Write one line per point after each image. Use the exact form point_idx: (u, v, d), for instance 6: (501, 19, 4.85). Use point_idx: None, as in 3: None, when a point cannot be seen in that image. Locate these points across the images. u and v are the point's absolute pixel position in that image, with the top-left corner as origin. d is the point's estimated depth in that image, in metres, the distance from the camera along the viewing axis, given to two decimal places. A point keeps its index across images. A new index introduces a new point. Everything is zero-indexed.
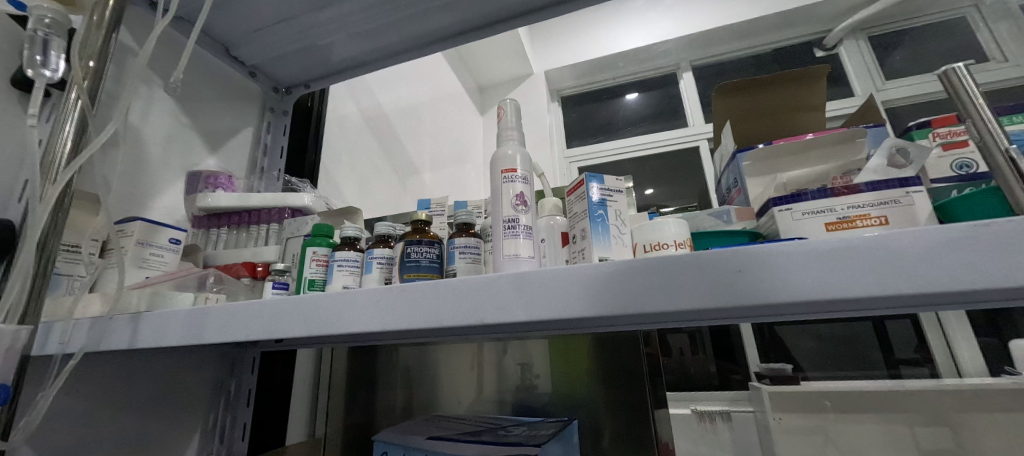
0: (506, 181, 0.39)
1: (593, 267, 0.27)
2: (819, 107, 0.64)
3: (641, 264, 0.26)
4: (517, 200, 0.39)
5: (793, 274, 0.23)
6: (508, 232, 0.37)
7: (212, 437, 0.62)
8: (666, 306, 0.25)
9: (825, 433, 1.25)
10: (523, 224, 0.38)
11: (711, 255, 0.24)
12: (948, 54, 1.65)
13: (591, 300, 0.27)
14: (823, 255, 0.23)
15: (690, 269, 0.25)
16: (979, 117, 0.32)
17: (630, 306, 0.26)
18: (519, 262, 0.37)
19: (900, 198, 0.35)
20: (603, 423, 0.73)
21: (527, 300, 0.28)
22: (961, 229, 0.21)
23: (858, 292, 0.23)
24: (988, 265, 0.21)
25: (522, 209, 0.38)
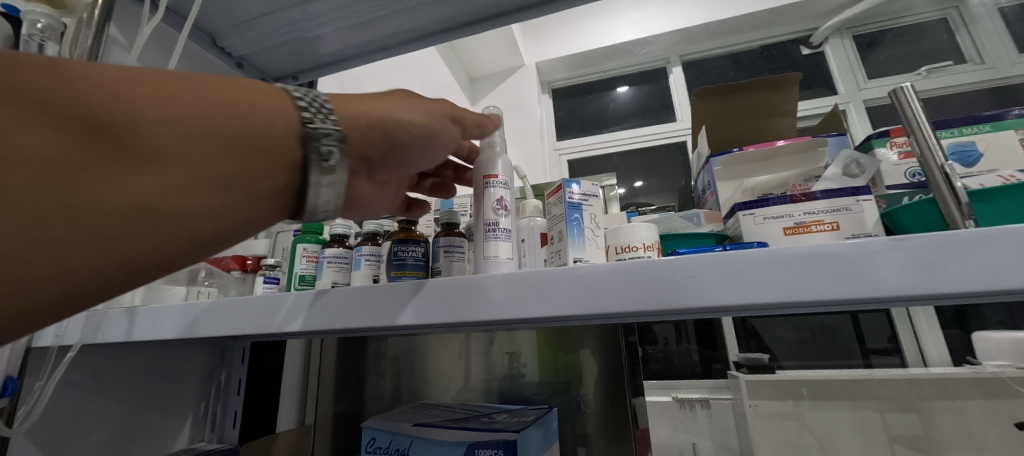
0: (490, 183, 0.41)
1: (568, 271, 0.30)
2: (788, 113, 0.67)
3: (612, 268, 0.30)
4: (497, 204, 0.41)
5: (739, 279, 0.27)
6: (489, 235, 0.39)
7: (205, 425, 0.65)
8: (630, 306, 0.29)
9: (801, 419, 1.31)
10: (502, 227, 0.40)
11: (667, 261, 0.28)
12: (921, 57, 1.62)
13: (566, 301, 0.30)
14: (763, 262, 0.27)
15: (651, 274, 0.29)
16: (921, 135, 0.36)
17: (598, 305, 0.29)
18: (498, 264, 0.39)
19: (852, 205, 0.38)
20: (584, 409, 0.77)
21: (511, 299, 0.31)
22: (878, 243, 0.25)
23: (797, 295, 0.27)
24: (900, 274, 0.25)
25: (503, 213, 0.41)
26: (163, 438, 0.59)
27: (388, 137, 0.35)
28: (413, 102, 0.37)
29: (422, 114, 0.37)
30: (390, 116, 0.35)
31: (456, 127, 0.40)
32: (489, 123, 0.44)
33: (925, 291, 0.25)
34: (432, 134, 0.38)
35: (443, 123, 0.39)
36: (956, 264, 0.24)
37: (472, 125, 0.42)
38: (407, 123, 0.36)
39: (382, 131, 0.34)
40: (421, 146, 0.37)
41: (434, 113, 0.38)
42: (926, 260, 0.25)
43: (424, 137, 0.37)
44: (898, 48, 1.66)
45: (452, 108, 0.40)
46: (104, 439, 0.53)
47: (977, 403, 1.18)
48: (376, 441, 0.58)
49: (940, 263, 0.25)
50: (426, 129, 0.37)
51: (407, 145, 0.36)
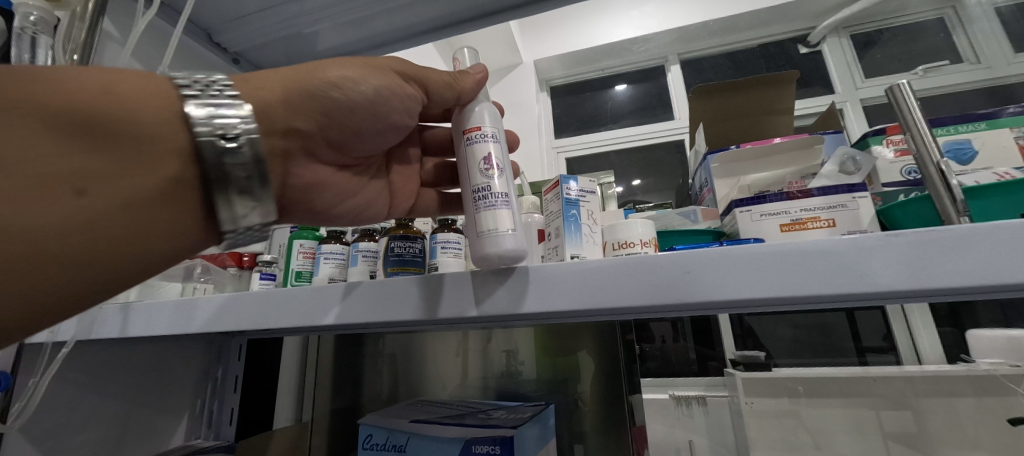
0: (476, 136, 0.35)
1: (568, 265, 0.31)
2: (789, 110, 0.68)
3: (610, 262, 0.30)
4: (485, 163, 0.34)
5: (736, 273, 0.27)
6: (483, 201, 0.33)
7: (201, 423, 0.64)
8: (629, 301, 0.29)
9: (796, 416, 1.35)
10: (496, 191, 0.33)
11: (663, 255, 0.29)
12: (919, 55, 1.57)
13: (565, 295, 0.31)
14: (760, 257, 0.27)
15: (649, 268, 0.29)
16: (914, 130, 0.36)
17: (597, 299, 0.30)
18: (500, 240, 0.31)
19: (848, 202, 0.39)
20: (581, 405, 0.77)
21: (513, 293, 0.32)
22: (874, 240, 0.26)
23: (795, 290, 0.27)
24: (898, 270, 0.25)
25: (497, 171, 0.34)
26: (158, 435, 0.59)
27: (329, 104, 0.36)
28: (354, 62, 0.37)
29: (365, 74, 0.36)
30: (326, 81, 0.35)
31: (408, 89, 0.39)
32: (465, 77, 0.40)
33: (925, 287, 0.25)
34: (381, 97, 0.37)
35: (396, 82, 0.38)
36: (956, 260, 0.24)
37: (450, 96, 0.39)
38: (343, 86, 0.36)
39: (319, 100, 0.35)
40: (368, 115, 0.38)
41: (372, 69, 0.37)
42: (922, 256, 0.25)
43: (369, 100, 0.37)
44: (896, 47, 1.61)
45: (399, 64, 0.39)
46: (99, 435, 0.52)
47: (971, 400, 1.19)
48: (373, 437, 0.58)
49: (940, 260, 0.25)
50: (367, 93, 0.37)
51: (349, 115, 0.37)
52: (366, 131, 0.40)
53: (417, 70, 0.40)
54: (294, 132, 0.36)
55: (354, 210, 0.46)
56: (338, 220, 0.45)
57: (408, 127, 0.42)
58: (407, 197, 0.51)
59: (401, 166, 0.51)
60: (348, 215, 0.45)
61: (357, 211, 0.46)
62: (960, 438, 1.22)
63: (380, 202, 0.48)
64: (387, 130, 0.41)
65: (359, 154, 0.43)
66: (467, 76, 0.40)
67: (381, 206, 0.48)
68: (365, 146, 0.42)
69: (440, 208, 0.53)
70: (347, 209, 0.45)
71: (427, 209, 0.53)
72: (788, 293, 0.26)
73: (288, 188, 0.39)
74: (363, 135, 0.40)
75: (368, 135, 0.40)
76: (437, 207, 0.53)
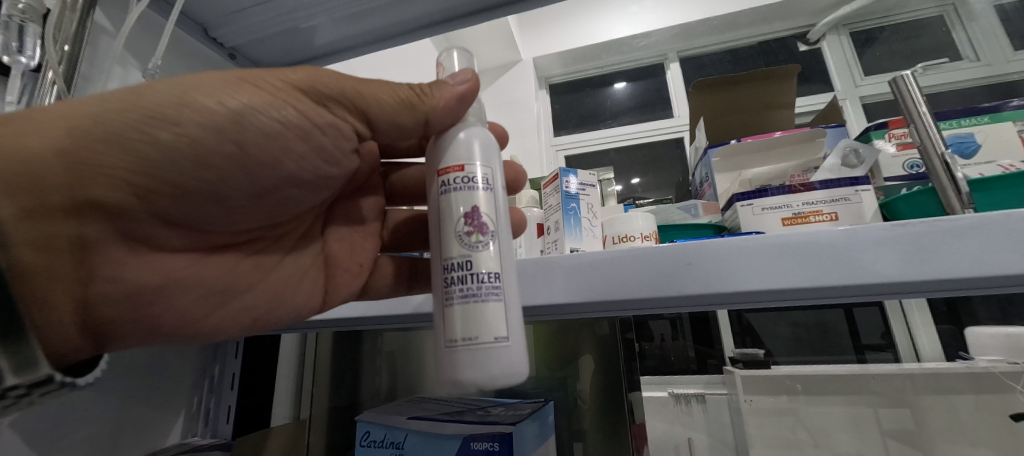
0: (461, 189, 0.30)
1: (595, 254, 0.35)
2: (789, 105, 0.68)
3: (638, 253, 0.34)
4: (468, 228, 0.30)
5: (750, 261, 0.32)
6: (461, 283, 0.29)
7: (197, 419, 0.64)
8: (654, 292, 0.33)
9: (795, 414, 1.28)
10: (482, 273, 0.29)
11: (676, 247, 0.33)
12: (920, 52, 1.55)
13: (594, 285, 0.34)
14: (772, 246, 0.31)
15: (672, 262, 0.33)
16: (922, 124, 0.40)
17: (622, 289, 0.34)
18: (473, 350, 0.28)
19: (851, 195, 0.40)
20: (580, 401, 0.76)
21: (550, 282, 0.36)
22: (881, 229, 0.30)
23: (804, 279, 0.31)
24: (898, 260, 0.29)
25: (484, 243, 0.30)
26: (154, 433, 0.58)
27: (175, 159, 0.30)
28: (202, 87, 0.30)
29: (236, 102, 0.31)
30: (162, 121, 0.29)
31: (312, 111, 0.33)
32: (436, 90, 0.34)
33: (922, 278, 0.29)
34: (250, 137, 0.32)
35: (284, 102, 0.32)
36: (947, 252, 0.28)
37: (410, 122, 0.34)
38: (180, 124, 0.30)
39: (154, 154, 0.30)
40: (236, 168, 0.33)
41: (227, 100, 0.31)
42: (916, 246, 0.29)
43: (232, 145, 0.32)
44: (898, 43, 1.60)
45: (282, 75, 0.32)
46: (93, 432, 0.51)
47: (970, 398, 1.17)
48: (371, 434, 0.58)
49: (935, 251, 0.29)
50: (254, 125, 0.31)
51: (211, 165, 0.32)
52: (242, 188, 0.34)
53: (332, 81, 0.33)
54: (133, 213, 0.31)
55: (265, 295, 0.40)
56: (238, 323, 0.39)
57: (311, 170, 0.36)
58: (349, 276, 0.44)
59: (348, 226, 0.46)
60: (251, 312, 0.40)
61: (267, 301, 0.40)
62: (966, 438, 1.18)
63: (298, 290, 0.42)
64: (275, 184, 0.36)
65: (244, 223, 0.38)
66: (443, 88, 0.34)
67: (301, 291, 0.42)
68: (248, 209, 0.36)
69: (396, 278, 0.47)
70: (248, 302, 0.40)
71: (382, 287, 0.47)
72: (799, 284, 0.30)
73: (150, 286, 0.34)
74: (244, 191, 0.35)
75: (246, 191, 0.35)
76: (393, 275, 0.47)
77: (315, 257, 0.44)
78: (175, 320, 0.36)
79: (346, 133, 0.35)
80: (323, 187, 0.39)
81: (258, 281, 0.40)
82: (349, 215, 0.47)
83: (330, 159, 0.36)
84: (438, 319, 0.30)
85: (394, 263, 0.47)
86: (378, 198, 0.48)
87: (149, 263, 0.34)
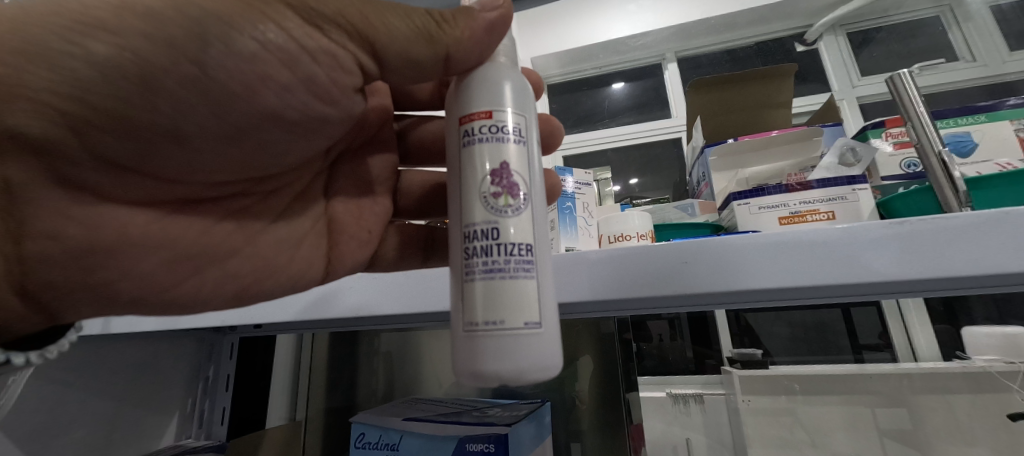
0: (487, 141, 0.28)
1: (613, 254, 0.37)
2: (786, 104, 0.69)
3: (649, 251, 0.36)
4: (495, 192, 0.28)
5: (756, 260, 0.33)
6: (484, 250, 0.27)
7: (190, 421, 0.63)
8: (675, 291, 0.35)
9: (792, 414, 1.27)
10: (512, 241, 0.27)
11: (683, 246, 0.35)
12: (917, 52, 1.55)
13: (614, 283, 0.37)
14: (773, 246, 0.33)
15: (685, 261, 0.35)
16: (917, 120, 0.40)
17: (640, 286, 0.36)
18: (500, 336, 0.26)
19: (847, 195, 0.40)
20: (576, 400, 0.76)
21: (570, 281, 0.38)
22: (878, 229, 0.31)
23: (813, 278, 0.32)
24: (905, 259, 0.30)
25: (513, 207, 0.28)
26: (147, 435, 0.58)
27: (118, 82, 0.27)
28: None
29: (217, 14, 0.27)
30: (99, 30, 0.26)
31: (300, 32, 0.29)
32: (461, 17, 0.30)
33: (924, 277, 0.30)
34: (217, 61, 0.28)
35: (271, 19, 0.28)
36: (951, 250, 0.30)
37: (425, 55, 0.31)
38: (119, 35, 0.26)
39: (86, 71, 0.26)
40: (202, 101, 0.29)
41: (183, 7, 0.26)
42: (918, 246, 0.30)
43: (193, 68, 0.28)
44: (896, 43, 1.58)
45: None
46: (82, 436, 0.51)
47: (966, 398, 1.16)
48: (365, 436, 0.57)
49: (937, 249, 0.30)
50: (234, 47, 0.28)
51: (167, 94, 0.28)
52: (213, 129, 0.31)
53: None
54: (75, 153, 0.28)
55: (250, 261, 0.39)
56: (220, 290, 0.38)
57: (301, 110, 0.32)
58: (356, 243, 0.44)
59: (350, 194, 0.45)
60: (239, 277, 0.39)
61: (253, 269, 0.39)
62: (965, 439, 1.18)
63: (291, 258, 0.41)
64: (262, 125, 0.32)
65: (216, 176, 0.35)
66: (470, 17, 0.30)
67: (295, 259, 0.41)
68: (221, 155, 0.33)
69: (404, 248, 0.47)
70: (234, 267, 0.38)
71: (388, 256, 0.47)
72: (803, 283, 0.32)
73: (103, 244, 0.31)
74: (216, 135, 0.31)
75: (218, 134, 0.31)
76: (398, 246, 0.47)
77: (312, 224, 0.43)
78: (142, 285, 0.34)
79: (345, 64, 0.31)
80: (312, 135, 0.35)
81: (242, 244, 0.39)
82: (357, 176, 0.45)
83: (323, 98, 0.32)
84: (455, 298, 0.28)
85: (402, 232, 0.48)
86: (387, 156, 0.47)
87: (101, 220, 0.31)
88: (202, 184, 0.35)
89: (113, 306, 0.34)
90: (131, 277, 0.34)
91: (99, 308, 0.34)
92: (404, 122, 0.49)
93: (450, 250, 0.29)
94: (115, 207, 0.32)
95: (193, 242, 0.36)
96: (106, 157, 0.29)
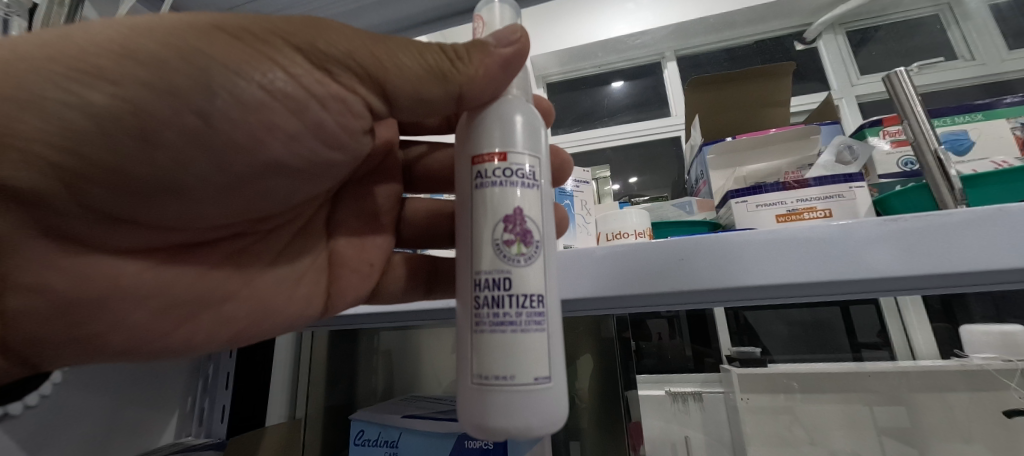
0: (500, 185, 0.28)
1: (613, 249, 0.38)
2: (782, 104, 0.69)
3: (648, 247, 0.36)
4: (506, 240, 0.27)
5: (754, 258, 0.34)
6: (493, 303, 0.27)
7: (190, 420, 0.65)
8: (685, 286, 0.35)
9: (791, 413, 1.28)
10: (525, 293, 0.27)
11: (681, 240, 0.35)
12: (916, 50, 1.55)
13: (611, 276, 0.37)
14: (769, 242, 0.34)
15: (685, 257, 0.35)
16: (914, 120, 0.41)
17: (638, 281, 0.36)
18: (510, 392, 0.25)
19: (844, 192, 0.41)
20: (576, 395, 0.77)
21: (569, 274, 0.39)
22: (877, 225, 0.31)
23: (814, 275, 0.32)
24: (911, 255, 0.30)
25: (525, 255, 0.27)
26: (148, 433, 0.58)
27: (114, 134, 0.26)
28: (148, 30, 0.25)
29: (218, 60, 0.26)
30: (95, 77, 0.25)
31: (308, 77, 0.28)
32: (477, 54, 0.30)
33: (927, 273, 0.30)
34: (219, 110, 0.27)
35: (270, 62, 0.27)
36: (951, 248, 0.30)
37: (438, 95, 0.30)
38: (118, 84, 0.25)
39: (82, 122, 0.26)
40: (200, 153, 0.29)
41: (187, 53, 0.25)
42: (917, 241, 0.31)
43: (193, 117, 0.27)
44: (896, 41, 1.58)
45: (265, 23, 0.27)
46: (83, 434, 0.50)
47: (964, 395, 1.16)
48: (365, 433, 0.57)
49: (934, 244, 0.30)
50: (234, 95, 0.27)
51: (165, 146, 0.28)
52: (209, 179, 0.31)
53: (340, 39, 0.28)
54: (66, 207, 0.29)
55: (246, 304, 0.39)
56: (214, 336, 0.38)
57: (303, 157, 0.32)
58: (358, 278, 0.44)
59: (352, 233, 0.44)
60: (232, 323, 0.38)
61: (248, 312, 0.39)
62: (962, 437, 1.18)
63: (288, 299, 0.41)
64: (262, 172, 0.32)
65: (212, 221, 0.35)
66: (484, 53, 0.30)
67: (294, 299, 0.41)
68: (217, 205, 0.33)
69: (410, 283, 0.47)
70: (229, 311, 0.38)
71: (394, 290, 0.46)
72: (811, 278, 0.32)
73: (92, 296, 0.33)
74: (213, 184, 0.31)
75: (215, 183, 0.31)
76: (406, 280, 0.47)
77: (313, 262, 0.42)
78: (133, 332, 0.35)
79: (354, 107, 0.31)
80: (315, 177, 0.35)
81: (239, 288, 0.38)
82: (361, 208, 0.45)
83: (330, 142, 0.33)
84: (466, 347, 0.27)
85: (408, 263, 0.47)
86: (395, 185, 0.46)
87: (92, 271, 0.32)
88: (198, 229, 0.35)
89: (103, 357, 0.35)
90: (120, 327, 0.35)
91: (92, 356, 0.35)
92: (410, 151, 0.48)
93: (459, 299, 0.28)
94: (107, 256, 0.33)
95: (187, 288, 0.36)
96: (98, 209, 0.30)
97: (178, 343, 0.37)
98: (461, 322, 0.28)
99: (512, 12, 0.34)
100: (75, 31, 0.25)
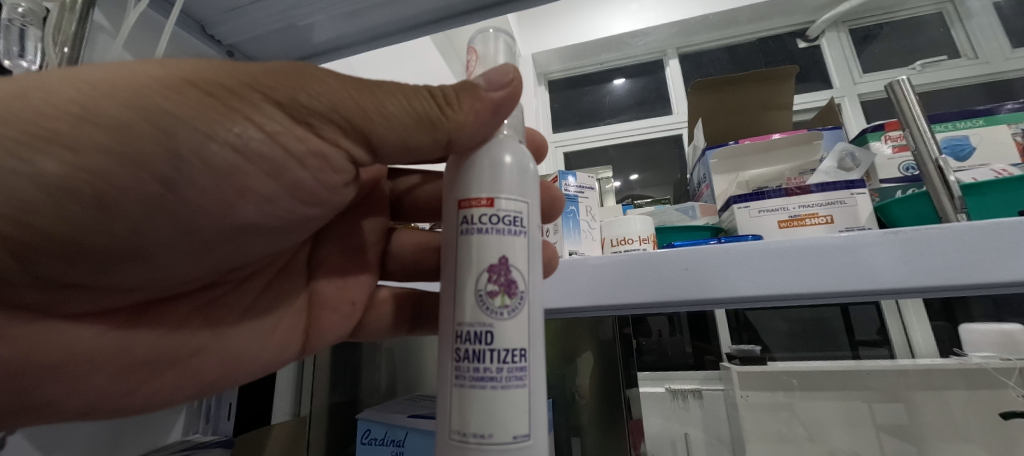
0: (485, 232, 0.27)
1: (613, 258, 0.39)
2: (785, 106, 0.70)
3: (644, 257, 0.38)
4: (489, 290, 0.26)
5: (741, 274, 0.35)
6: (471, 355, 0.26)
7: (199, 416, 0.56)
8: (664, 297, 0.36)
9: (790, 408, 1.29)
10: (507, 348, 0.26)
11: (675, 251, 0.36)
12: (919, 48, 1.54)
13: (609, 282, 0.39)
14: (756, 256, 0.35)
15: (678, 269, 0.36)
16: (916, 128, 0.41)
17: (633, 289, 0.38)
18: (489, 452, 0.24)
19: (847, 198, 0.42)
20: (579, 392, 0.77)
21: (571, 279, 0.40)
22: (874, 236, 0.32)
23: (803, 290, 0.34)
24: (910, 266, 0.32)
25: (509, 307, 0.26)
26: (156, 433, 0.50)
27: (67, 203, 0.24)
28: (114, 91, 0.23)
29: (184, 116, 0.24)
30: (51, 142, 0.23)
31: (286, 134, 0.27)
32: (466, 99, 0.29)
33: (921, 286, 0.31)
34: (187, 177, 0.26)
35: (242, 118, 0.25)
36: (944, 255, 0.31)
37: (425, 142, 0.29)
38: (76, 150, 0.23)
39: (32, 190, 0.23)
40: (161, 219, 0.27)
41: (149, 113, 0.23)
42: (916, 252, 0.32)
43: (157, 185, 0.25)
44: (899, 39, 1.57)
45: (241, 75, 0.25)
46: (92, 437, 0.43)
47: (960, 393, 1.16)
48: (371, 432, 0.58)
49: (931, 255, 0.31)
50: (202, 153, 0.25)
51: (122, 214, 0.26)
52: (174, 243, 0.29)
53: (323, 90, 0.26)
54: (17, 277, 0.26)
55: (215, 357, 0.37)
56: (181, 392, 0.36)
57: (277, 216, 0.31)
58: (339, 317, 0.42)
59: (336, 273, 0.42)
60: (199, 378, 0.36)
61: (219, 364, 0.37)
62: (955, 434, 1.19)
63: (264, 345, 0.39)
64: (236, 230, 0.30)
65: (180, 278, 0.32)
66: (474, 98, 0.29)
67: (268, 346, 0.39)
68: (186, 265, 0.31)
69: (395, 320, 0.46)
70: (197, 366, 0.36)
71: (377, 327, 0.45)
72: (805, 289, 0.33)
73: (45, 364, 0.30)
74: (177, 246, 0.29)
75: (181, 247, 0.29)
76: (392, 317, 0.45)
77: (290, 307, 0.41)
78: (89, 394, 0.33)
79: (335, 162, 0.30)
80: (290, 233, 0.34)
81: (208, 342, 0.36)
82: (345, 243, 0.43)
83: (307, 199, 0.31)
84: (446, 398, 0.26)
85: (394, 299, 0.46)
86: (382, 216, 0.44)
87: (42, 338, 0.30)
88: (164, 287, 0.33)
89: (61, 418, 0.33)
90: (77, 390, 0.32)
91: (46, 421, 0.32)
92: (400, 181, 0.46)
93: (439, 347, 0.28)
94: (62, 321, 0.31)
95: (151, 347, 0.34)
96: (48, 276, 0.27)
97: (140, 403, 0.35)
98: (441, 371, 0.27)
99: (507, 48, 0.33)
100: (32, 86, 0.23)
